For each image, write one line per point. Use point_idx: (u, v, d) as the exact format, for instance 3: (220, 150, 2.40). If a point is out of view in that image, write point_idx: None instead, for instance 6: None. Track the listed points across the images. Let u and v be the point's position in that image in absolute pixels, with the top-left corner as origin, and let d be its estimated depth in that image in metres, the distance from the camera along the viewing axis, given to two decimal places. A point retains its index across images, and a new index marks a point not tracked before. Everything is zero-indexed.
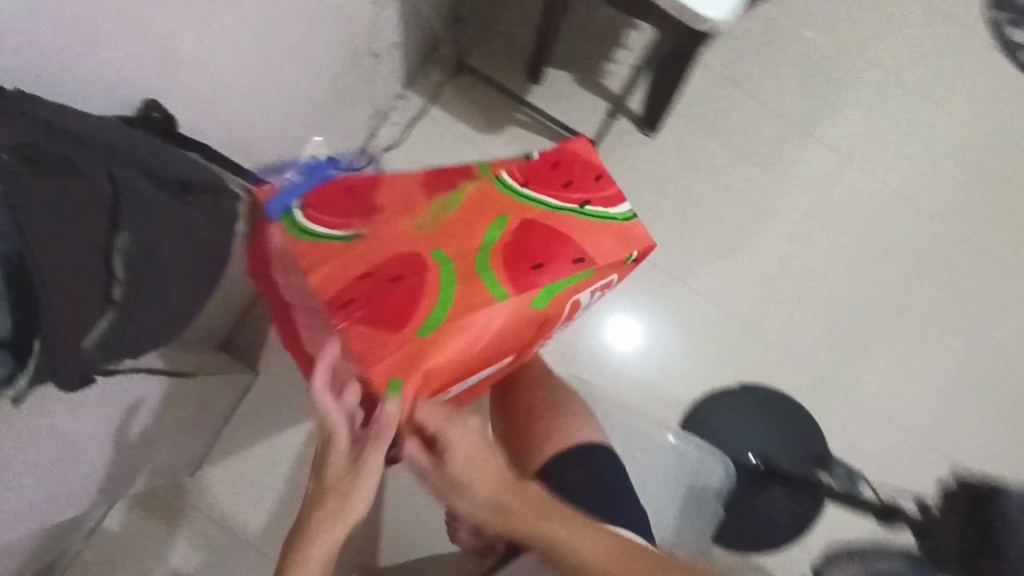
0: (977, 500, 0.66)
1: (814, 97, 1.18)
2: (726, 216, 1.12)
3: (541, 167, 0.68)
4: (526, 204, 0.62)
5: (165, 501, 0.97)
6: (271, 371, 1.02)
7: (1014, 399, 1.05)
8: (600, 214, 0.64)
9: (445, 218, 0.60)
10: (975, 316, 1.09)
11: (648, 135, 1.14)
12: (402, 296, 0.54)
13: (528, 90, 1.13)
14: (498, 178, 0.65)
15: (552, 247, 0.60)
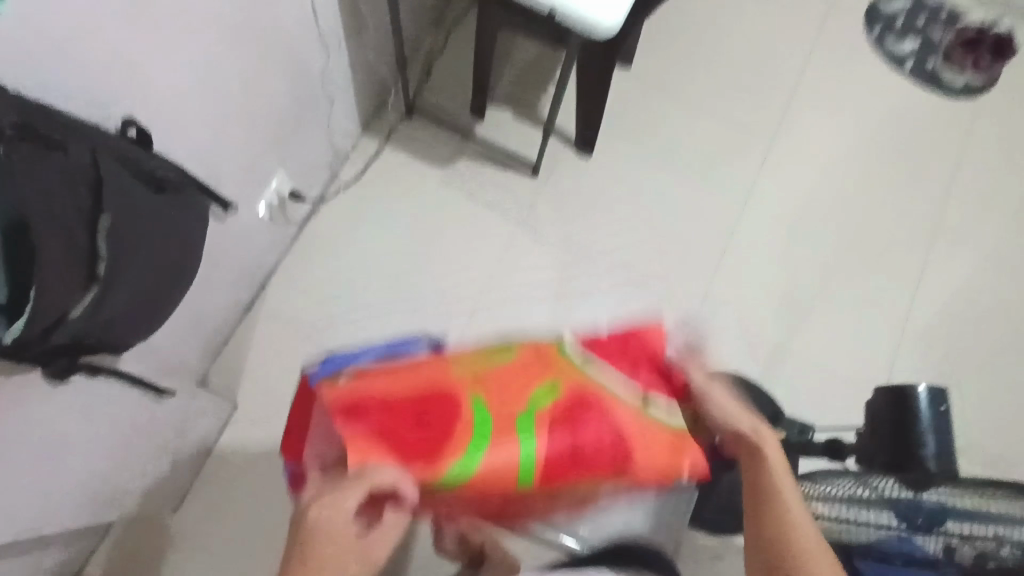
0: (896, 417, 0.64)
1: (729, 115, 1.35)
2: (663, 223, 1.26)
3: (618, 342, 0.62)
4: (588, 378, 0.59)
5: (149, 538, 1.00)
6: (249, 403, 1.09)
7: (938, 354, 1.21)
8: (661, 418, 0.59)
9: (503, 368, 0.59)
10: (881, 297, 1.24)
11: (586, 156, 1.29)
12: (428, 440, 0.54)
13: (474, 125, 1.27)
14: (568, 340, 0.62)
15: (584, 431, 0.56)
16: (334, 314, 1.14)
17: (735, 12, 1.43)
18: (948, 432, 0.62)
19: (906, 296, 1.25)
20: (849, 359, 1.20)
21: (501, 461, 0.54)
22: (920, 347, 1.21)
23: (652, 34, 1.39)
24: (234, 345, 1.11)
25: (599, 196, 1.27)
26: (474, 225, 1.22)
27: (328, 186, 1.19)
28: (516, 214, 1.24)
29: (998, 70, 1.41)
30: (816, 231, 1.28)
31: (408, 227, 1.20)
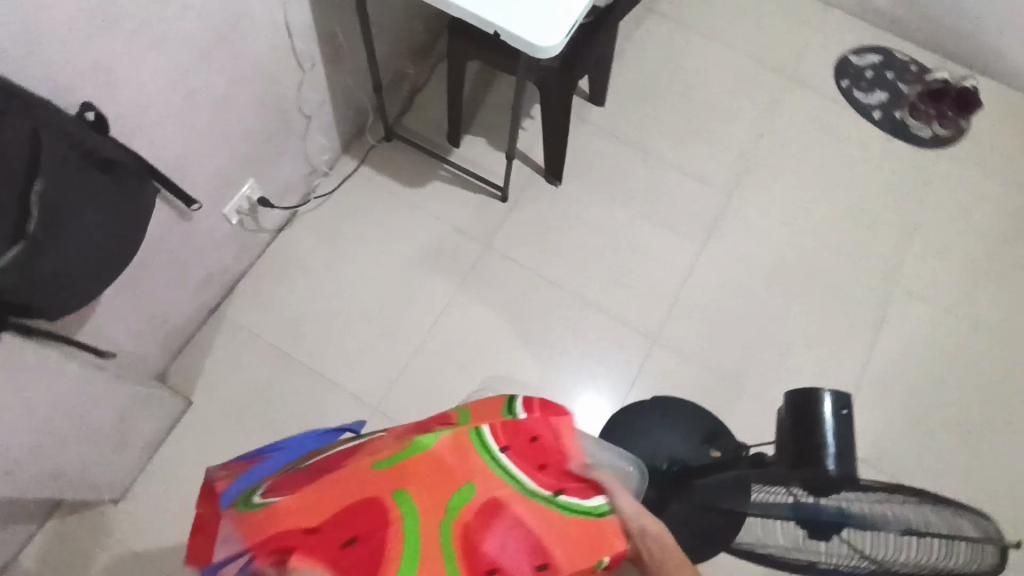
0: (801, 413, 0.64)
1: (696, 152, 1.40)
2: (625, 250, 1.30)
3: (525, 439, 0.59)
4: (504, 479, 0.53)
5: (92, 523, 1.03)
6: (204, 400, 1.12)
7: (895, 393, 1.21)
8: (574, 506, 0.53)
9: (427, 468, 0.51)
10: (839, 333, 1.25)
11: (554, 184, 1.34)
12: (364, 561, 0.43)
13: (448, 151, 1.34)
14: (482, 431, 0.56)
15: (512, 533, 0.48)
16: (297, 320, 1.18)
17: (711, 56, 1.50)
18: (847, 436, 0.62)
19: (866, 335, 1.25)
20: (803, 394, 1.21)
21: None
22: (876, 387, 1.21)
23: (629, 74, 1.46)
24: (197, 343, 1.15)
25: (565, 223, 1.31)
26: (440, 243, 1.27)
27: (303, 199, 1.25)
28: (483, 235, 1.28)
29: (964, 124, 1.46)
30: (778, 266, 1.31)
31: (377, 241, 1.25)
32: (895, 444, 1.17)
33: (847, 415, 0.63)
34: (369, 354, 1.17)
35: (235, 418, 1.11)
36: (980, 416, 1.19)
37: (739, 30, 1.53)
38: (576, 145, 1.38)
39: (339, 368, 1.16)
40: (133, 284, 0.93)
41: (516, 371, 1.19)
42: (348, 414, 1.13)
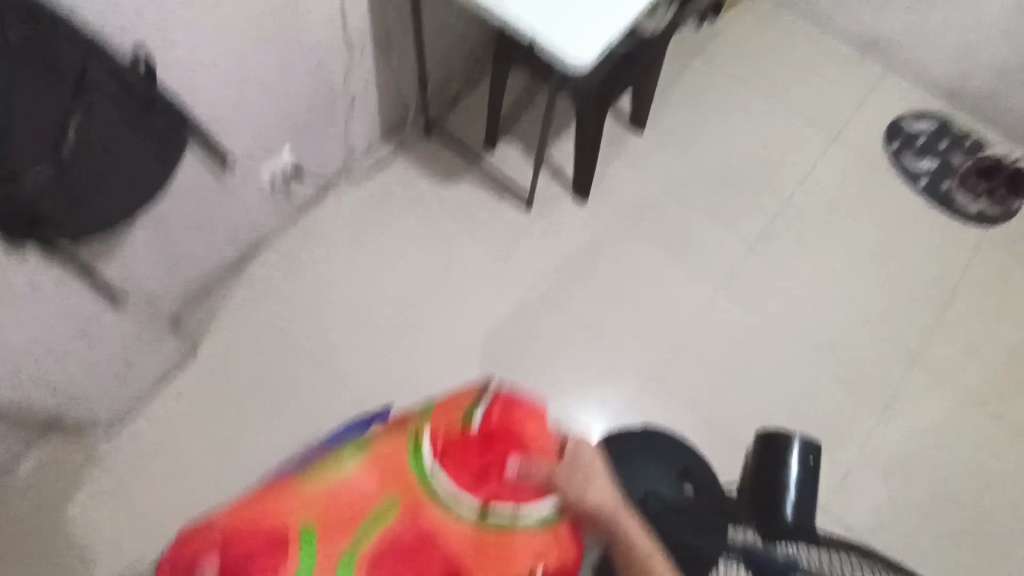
0: (765, 456, 0.64)
1: (727, 193, 1.39)
2: (639, 278, 1.29)
3: (471, 446, 0.65)
4: (427, 499, 0.64)
5: (83, 450, 1.08)
6: (207, 353, 1.15)
7: (894, 468, 1.16)
8: (498, 516, 0.63)
9: (349, 488, 0.63)
10: (845, 396, 1.21)
11: (580, 203, 1.35)
12: None
13: (482, 155, 1.36)
14: (421, 440, 0.65)
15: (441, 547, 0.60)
16: (310, 292, 1.21)
17: (758, 102, 1.49)
18: (811, 486, 0.62)
19: (877, 405, 1.21)
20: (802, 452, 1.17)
21: None
22: (880, 460, 1.16)
23: (673, 108, 1.47)
24: (212, 299, 1.19)
25: (587, 242, 1.31)
26: (460, 242, 1.28)
27: (336, 179, 1.29)
28: (503, 241, 1.29)
29: (1014, 206, 1.40)
30: (796, 320, 1.28)
31: (401, 230, 1.28)
32: (884, 519, 1.13)
33: (812, 466, 0.64)
34: (373, 338, 1.19)
35: (230, 374, 1.14)
36: (981, 507, 1.14)
37: (791, 80, 1.53)
38: (610, 167, 1.39)
39: (339, 344, 1.18)
40: (160, 230, 0.98)
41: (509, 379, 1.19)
42: (342, 392, 1.15)
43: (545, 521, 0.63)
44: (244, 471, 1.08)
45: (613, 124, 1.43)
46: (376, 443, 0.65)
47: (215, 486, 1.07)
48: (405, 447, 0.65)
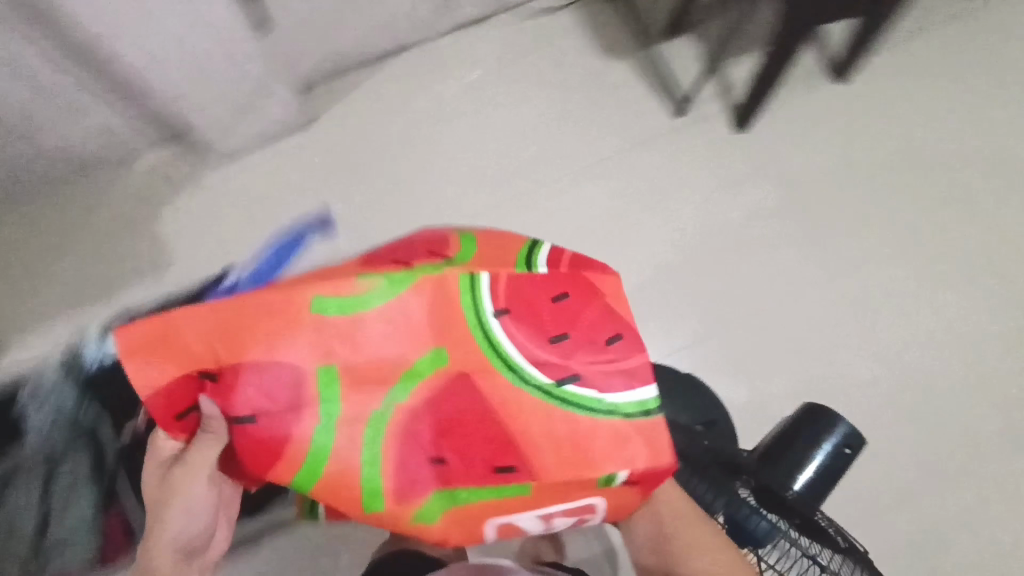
0: (806, 424, 0.57)
1: (914, 183, 1.17)
2: (768, 233, 1.14)
3: (541, 301, 0.51)
4: (489, 366, 0.49)
5: (181, 170, 1.10)
6: (318, 129, 1.15)
7: (971, 549, 0.98)
8: (581, 404, 0.49)
9: (384, 320, 0.47)
10: (949, 454, 1.02)
11: (736, 130, 1.19)
12: (265, 432, 0.48)
13: (656, 42, 1.22)
14: (479, 280, 0.49)
15: (487, 444, 0.49)
16: (427, 108, 1.17)
17: (999, 96, 1.21)
18: (834, 472, 0.55)
19: (968, 482, 1.01)
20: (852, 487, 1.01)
21: (348, 462, 0.48)
22: (956, 532, 0.99)
23: (890, 71, 1.22)
24: (339, 80, 1.17)
25: (726, 175, 1.16)
26: (592, 121, 1.18)
27: (495, 10, 1.22)
28: (633, 138, 1.18)
29: None
30: (919, 350, 1.07)
31: (537, 84, 1.19)
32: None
33: (845, 455, 0.56)
34: (473, 174, 1.15)
35: (331, 155, 1.14)
36: None
37: None
38: (784, 108, 1.20)
39: (440, 166, 1.15)
40: None
41: None
42: (420, 212, 1.13)
43: (651, 418, 0.49)
44: None
45: (812, 62, 1.21)
46: (412, 277, 0.47)
47: (276, 243, 1.09)
48: (456, 281, 0.48)
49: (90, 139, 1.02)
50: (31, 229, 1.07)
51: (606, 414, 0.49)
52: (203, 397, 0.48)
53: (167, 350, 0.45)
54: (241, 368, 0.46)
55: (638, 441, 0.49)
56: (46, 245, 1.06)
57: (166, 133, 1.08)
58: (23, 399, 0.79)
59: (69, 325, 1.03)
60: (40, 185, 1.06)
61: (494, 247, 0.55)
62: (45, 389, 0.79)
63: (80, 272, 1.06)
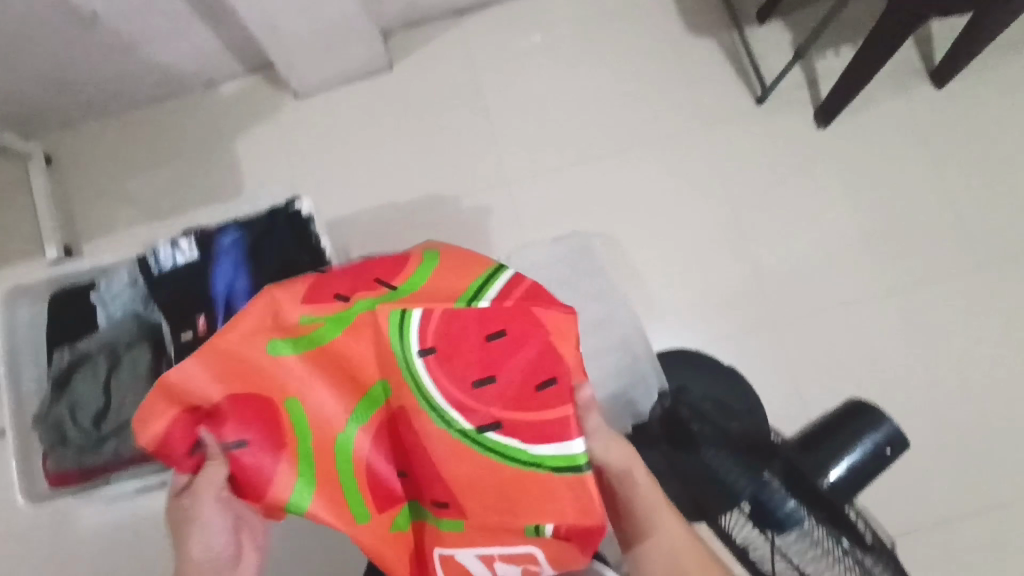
0: (848, 421, 0.55)
1: (1000, 201, 1.10)
2: (833, 236, 1.10)
3: (471, 343, 0.49)
4: (419, 407, 0.50)
5: (259, 102, 1.14)
6: (392, 75, 1.16)
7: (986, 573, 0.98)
8: (508, 452, 0.49)
9: (338, 349, 0.51)
10: (982, 478, 1.01)
11: (817, 125, 1.13)
12: (248, 468, 0.51)
13: (747, 22, 1.17)
14: (408, 317, 0.49)
15: (445, 483, 0.51)
16: (502, 66, 1.17)
17: None
18: (866, 470, 0.54)
19: (993, 512, 1.00)
20: (873, 497, 1.01)
21: (324, 491, 0.51)
22: (974, 554, 0.99)
23: (997, 79, 1.14)
24: (419, 27, 1.18)
25: (798, 170, 1.12)
26: (668, 98, 1.15)
27: None
28: (708, 120, 1.14)
29: None
30: (966, 378, 1.04)
31: (616, 53, 1.17)
32: None
33: (884, 455, 0.54)
34: (539, 137, 1.15)
35: (402, 101, 1.15)
36: None
37: None
38: (874, 105, 1.14)
39: (508, 125, 1.15)
40: None
41: (638, 255, 1.10)
42: (482, 169, 1.13)
43: (577, 475, 0.48)
44: (377, 185, 1.13)
45: (911, 59, 1.14)
46: (351, 312, 0.50)
47: (341, 182, 1.13)
48: (384, 317, 0.49)
49: (179, 60, 1.06)
50: (119, 138, 1.13)
51: (534, 465, 0.48)
52: (202, 430, 0.51)
53: (155, 403, 0.51)
54: (224, 406, 0.51)
55: (563, 493, 0.48)
56: (127, 159, 1.12)
57: (252, 59, 1.11)
58: (96, 292, 0.85)
59: (142, 234, 1.09)
60: (131, 96, 1.11)
61: (449, 268, 0.52)
62: (116, 285, 0.84)
63: (160, 185, 1.12)
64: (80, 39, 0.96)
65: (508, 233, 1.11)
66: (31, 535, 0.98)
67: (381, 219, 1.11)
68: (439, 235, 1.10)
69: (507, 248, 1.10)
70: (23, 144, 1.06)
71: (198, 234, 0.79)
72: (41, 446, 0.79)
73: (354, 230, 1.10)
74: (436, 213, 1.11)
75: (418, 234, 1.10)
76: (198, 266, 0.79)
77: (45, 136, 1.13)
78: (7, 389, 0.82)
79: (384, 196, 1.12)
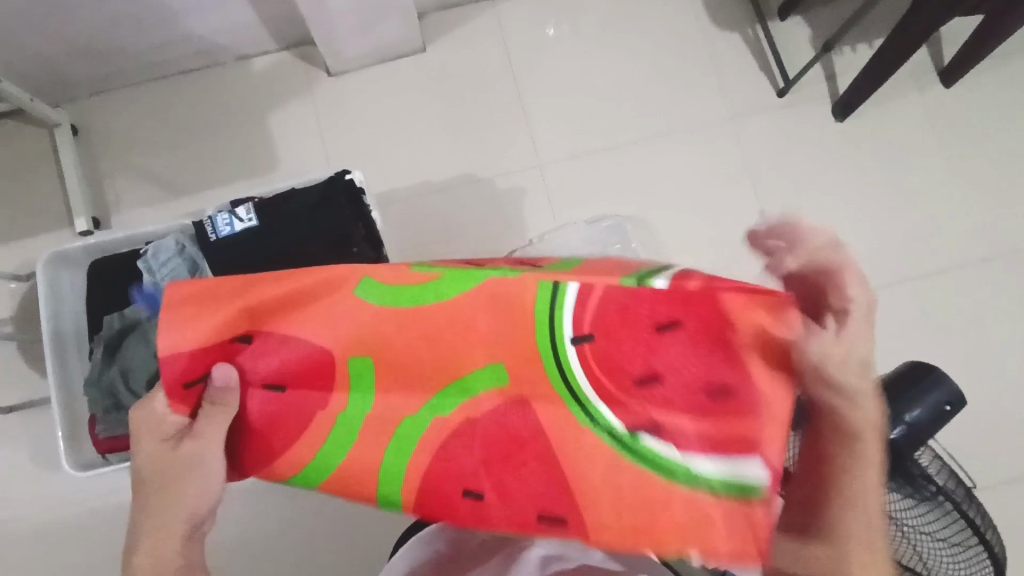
0: (919, 384, 0.59)
1: (1001, 194, 1.17)
2: (847, 223, 1.16)
3: (639, 329, 0.42)
4: (548, 398, 0.45)
5: (291, 79, 1.14)
6: (425, 57, 1.17)
7: None
8: (658, 463, 0.44)
9: (425, 321, 0.44)
10: (981, 450, 1.09)
11: (835, 119, 1.19)
12: (290, 414, 0.50)
13: (771, 18, 1.21)
14: (562, 290, 0.41)
15: (532, 475, 0.48)
16: (536, 50, 1.19)
17: None
18: (933, 424, 0.58)
19: (990, 479, 1.08)
20: None
21: (365, 462, 0.49)
22: None
23: (1005, 78, 1.19)
24: (450, 10, 1.19)
25: (817, 161, 1.18)
26: (695, 87, 1.19)
27: None
28: (732, 110, 1.19)
29: None
30: (969, 358, 1.12)
31: (646, 42, 1.20)
32: None
33: (945, 411, 0.58)
34: (570, 121, 1.17)
35: (435, 83, 1.16)
36: None
37: None
38: (890, 100, 1.19)
39: (539, 109, 1.17)
40: None
41: (664, 237, 1.14)
42: (517, 149, 1.16)
43: (749, 501, 0.43)
44: (410, 165, 1.14)
45: (924, 59, 1.19)
46: (469, 278, 0.42)
47: (374, 160, 1.14)
48: (532, 288, 0.41)
49: (212, 35, 1.06)
50: (147, 109, 1.12)
51: (691, 486, 0.44)
52: (225, 364, 0.48)
53: (205, 309, 0.45)
54: (279, 340, 0.47)
55: (718, 521, 0.43)
56: (154, 133, 1.11)
57: (285, 34, 1.11)
58: (143, 259, 0.84)
59: (170, 208, 1.10)
60: (161, 67, 1.10)
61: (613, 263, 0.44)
62: (163, 254, 0.83)
63: (191, 159, 1.11)
64: (118, 9, 0.94)
65: (540, 214, 1.14)
66: (76, 498, 1.00)
67: (415, 198, 1.12)
68: (473, 214, 1.13)
69: (541, 227, 1.13)
70: (50, 113, 1.05)
71: (256, 203, 0.80)
72: (93, 411, 0.80)
73: (390, 207, 1.12)
74: (469, 193, 1.13)
75: (451, 212, 1.12)
76: (256, 232, 0.78)
77: (70, 106, 1.11)
78: (53, 356, 0.83)
79: (421, 174, 1.14)
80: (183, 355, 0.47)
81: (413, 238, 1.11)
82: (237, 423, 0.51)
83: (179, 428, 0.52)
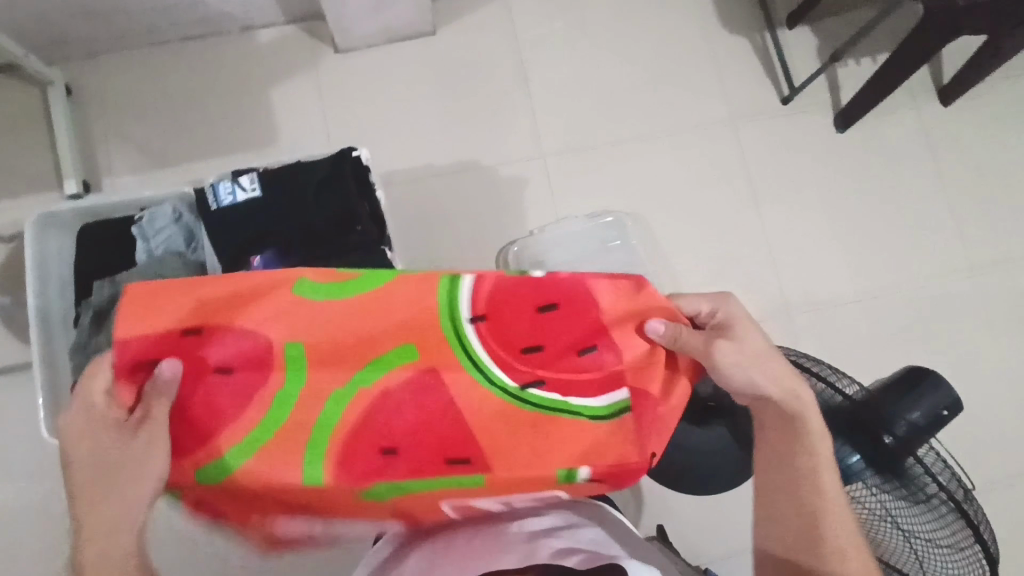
0: (920, 389, 0.60)
1: (989, 210, 1.20)
2: (841, 230, 1.18)
3: (527, 307, 0.53)
4: (458, 367, 0.53)
5: (295, 53, 1.12)
6: (432, 39, 1.15)
7: None
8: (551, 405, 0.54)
9: (346, 310, 0.51)
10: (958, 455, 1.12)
11: (836, 129, 1.20)
12: (235, 391, 0.51)
13: (778, 25, 1.22)
14: (459, 281, 0.52)
15: (458, 445, 0.53)
16: (544, 41, 1.18)
17: None
18: (929, 427, 0.59)
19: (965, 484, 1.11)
20: None
21: (298, 437, 0.52)
22: None
23: (1000, 101, 1.22)
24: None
25: (815, 168, 1.19)
26: (701, 89, 1.20)
27: None
28: (735, 112, 1.19)
29: None
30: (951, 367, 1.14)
31: (655, 40, 1.20)
32: None
33: (942, 415, 0.60)
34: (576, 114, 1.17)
35: (441, 66, 1.15)
36: None
37: None
38: (888, 114, 1.21)
39: (547, 99, 1.17)
40: None
41: (663, 233, 1.14)
42: (521, 138, 1.15)
43: (623, 414, 0.54)
44: (412, 146, 1.12)
45: (923, 78, 1.22)
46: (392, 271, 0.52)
47: (377, 141, 1.12)
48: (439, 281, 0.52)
49: (216, 3, 1.03)
50: (147, 72, 1.09)
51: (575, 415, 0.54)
52: (167, 361, 0.49)
53: (159, 303, 0.49)
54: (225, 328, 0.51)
55: (607, 440, 0.54)
56: (150, 99, 1.08)
57: (292, 7, 1.09)
58: (137, 224, 0.81)
59: (163, 176, 1.07)
60: (163, 31, 1.07)
61: None
62: (160, 221, 0.81)
63: (186, 127, 1.08)
64: None
65: (542, 204, 1.14)
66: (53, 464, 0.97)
67: (416, 178, 1.11)
68: (474, 198, 1.12)
69: (542, 217, 1.13)
70: (44, 70, 1.01)
71: (261, 172, 0.78)
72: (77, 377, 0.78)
73: (391, 187, 1.11)
74: (469, 178, 1.13)
75: (451, 195, 1.12)
76: (260, 203, 0.76)
77: (63, 64, 1.08)
78: (37, 316, 0.80)
79: (424, 156, 1.12)
80: (132, 340, 0.49)
81: (412, 220, 1.10)
82: (187, 414, 0.52)
83: (118, 422, 0.50)
